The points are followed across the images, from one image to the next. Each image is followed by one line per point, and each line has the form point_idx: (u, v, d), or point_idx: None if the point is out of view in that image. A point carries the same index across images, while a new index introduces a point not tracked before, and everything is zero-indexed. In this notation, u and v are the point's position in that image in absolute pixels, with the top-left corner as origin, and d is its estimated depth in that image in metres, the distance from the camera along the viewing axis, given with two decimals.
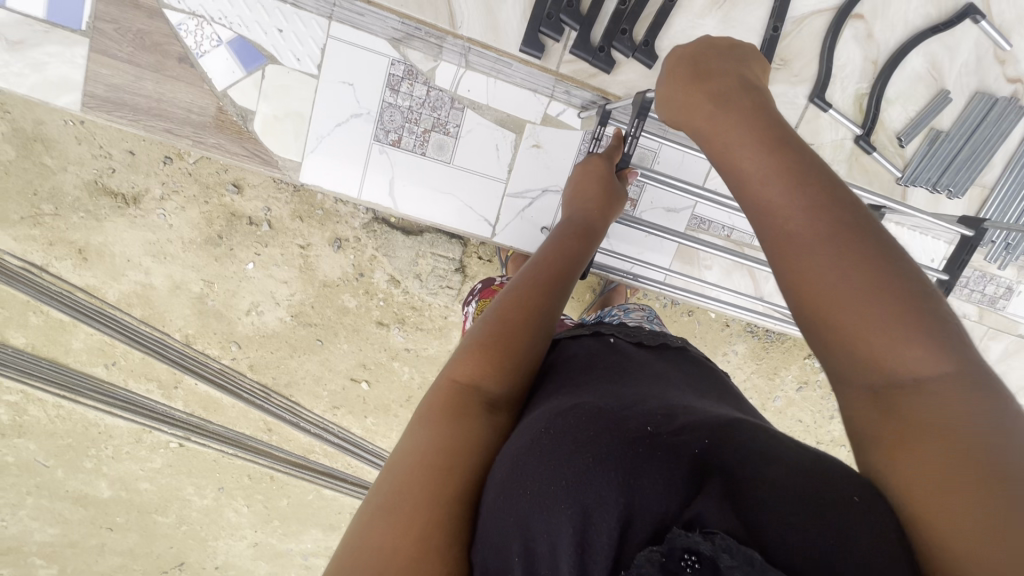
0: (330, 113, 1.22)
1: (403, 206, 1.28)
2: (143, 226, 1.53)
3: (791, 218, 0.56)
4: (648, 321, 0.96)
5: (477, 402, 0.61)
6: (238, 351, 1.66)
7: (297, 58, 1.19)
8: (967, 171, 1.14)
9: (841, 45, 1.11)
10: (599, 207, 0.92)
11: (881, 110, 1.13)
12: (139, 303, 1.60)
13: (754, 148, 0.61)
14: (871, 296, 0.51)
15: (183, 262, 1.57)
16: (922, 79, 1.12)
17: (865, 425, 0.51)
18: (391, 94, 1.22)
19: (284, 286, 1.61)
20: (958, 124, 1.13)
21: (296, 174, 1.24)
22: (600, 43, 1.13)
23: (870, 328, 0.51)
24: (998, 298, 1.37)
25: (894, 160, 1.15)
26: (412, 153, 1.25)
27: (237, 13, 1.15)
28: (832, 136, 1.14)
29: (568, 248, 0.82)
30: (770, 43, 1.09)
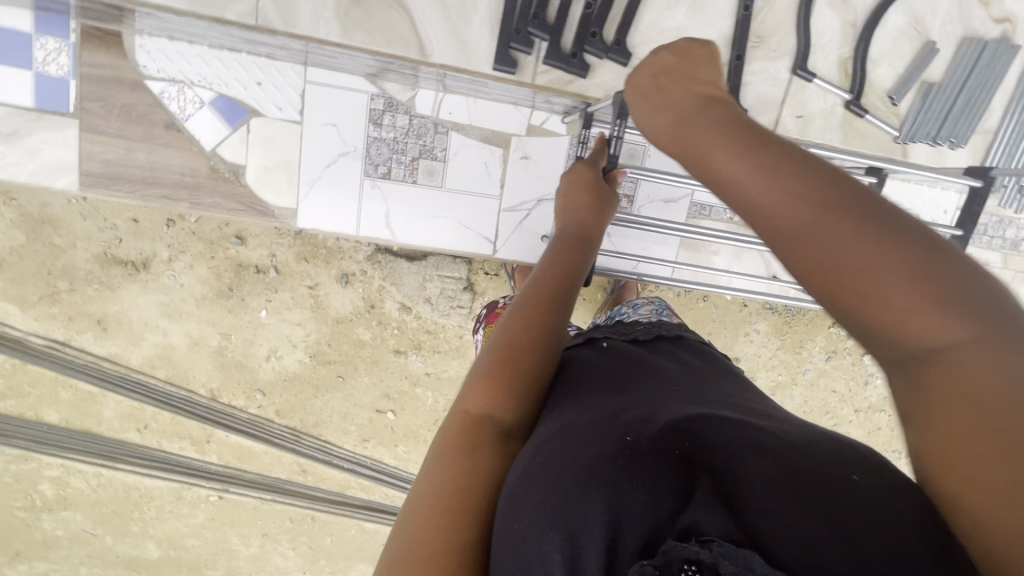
0: (318, 156, 1.23)
1: (402, 235, 1.29)
2: (155, 289, 1.57)
3: (773, 200, 0.52)
4: (658, 313, 0.93)
5: (488, 435, 0.60)
6: (263, 398, 1.69)
7: (279, 108, 1.20)
8: (966, 120, 1.09)
9: (815, 14, 1.07)
10: (592, 215, 0.91)
11: (868, 71, 1.09)
12: (162, 365, 1.64)
13: (724, 146, 0.57)
14: (875, 269, 0.46)
15: (199, 318, 1.60)
16: (904, 35, 1.08)
17: (906, 412, 0.47)
18: (375, 128, 1.23)
19: (299, 327, 1.64)
20: (950, 72, 1.07)
21: (293, 220, 1.26)
22: (572, 49, 1.12)
23: (882, 305, 0.46)
24: (1020, 241, 1.43)
25: (889, 119, 1.11)
26: (403, 183, 1.26)
27: (215, 73, 1.17)
28: (820, 105, 1.11)
29: (566, 256, 0.82)
30: (743, 24, 1.07)
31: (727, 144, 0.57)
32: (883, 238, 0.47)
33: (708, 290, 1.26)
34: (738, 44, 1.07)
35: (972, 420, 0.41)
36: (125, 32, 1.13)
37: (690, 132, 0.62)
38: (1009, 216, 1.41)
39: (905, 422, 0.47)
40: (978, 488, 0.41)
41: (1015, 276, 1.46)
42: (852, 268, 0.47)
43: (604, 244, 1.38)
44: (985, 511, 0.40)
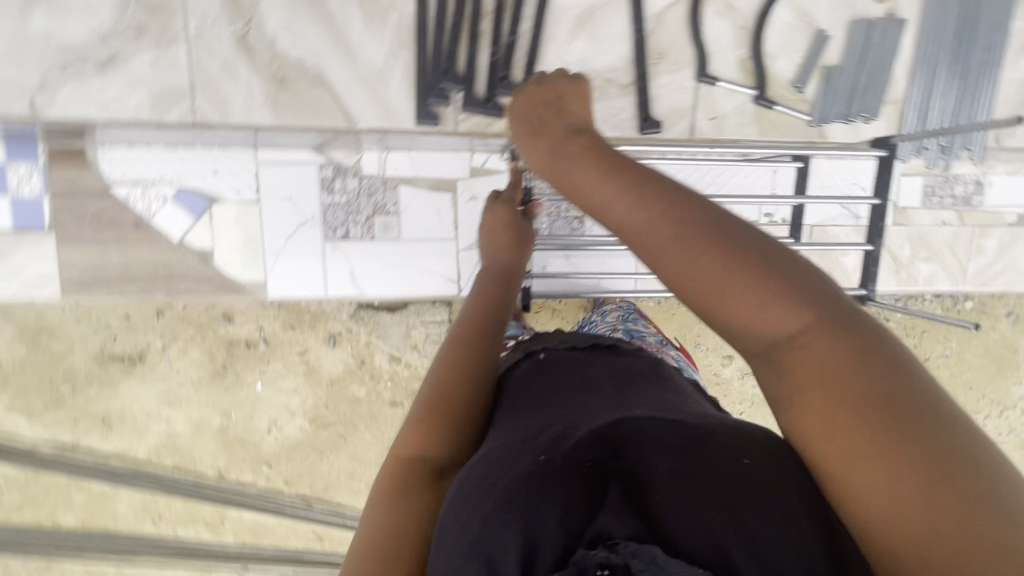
0: (279, 229, 1.30)
1: (369, 290, 1.35)
2: (153, 379, 1.63)
3: (639, 224, 0.58)
4: (621, 319, 1.22)
5: (424, 478, 0.63)
6: (270, 470, 1.72)
7: (236, 191, 1.28)
8: (872, 95, 1.10)
9: (707, 23, 1.05)
10: (513, 251, 1.00)
11: (768, 65, 1.08)
12: (168, 453, 1.68)
13: (595, 180, 0.62)
14: (728, 278, 0.53)
15: (197, 401, 1.66)
16: (796, 28, 1.07)
17: (774, 396, 0.53)
18: (328, 195, 1.30)
19: (295, 394, 1.68)
20: (846, 55, 1.08)
21: (265, 292, 1.32)
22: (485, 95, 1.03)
23: (738, 306, 0.53)
24: (971, 196, 1.46)
25: (799, 106, 1.10)
26: (362, 240, 1.32)
27: (173, 169, 1.25)
28: (731, 105, 1.09)
29: (490, 299, 0.89)
30: (639, 45, 1.03)
31: (598, 178, 0.62)
32: (733, 249, 0.54)
33: (666, 295, 1.29)
34: (636, 60, 1.04)
35: (824, 398, 0.48)
36: (88, 147, 1.22)
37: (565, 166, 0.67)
38: (953, 173, 1.44)
39: (776, 406, 0.53)
40: (843, 457, 0.46)
41: (975, 230, 1.48)
42: (708, 278, 0.54)
43: (565, 266, 1.42)
44: (849, 477, 0.46)
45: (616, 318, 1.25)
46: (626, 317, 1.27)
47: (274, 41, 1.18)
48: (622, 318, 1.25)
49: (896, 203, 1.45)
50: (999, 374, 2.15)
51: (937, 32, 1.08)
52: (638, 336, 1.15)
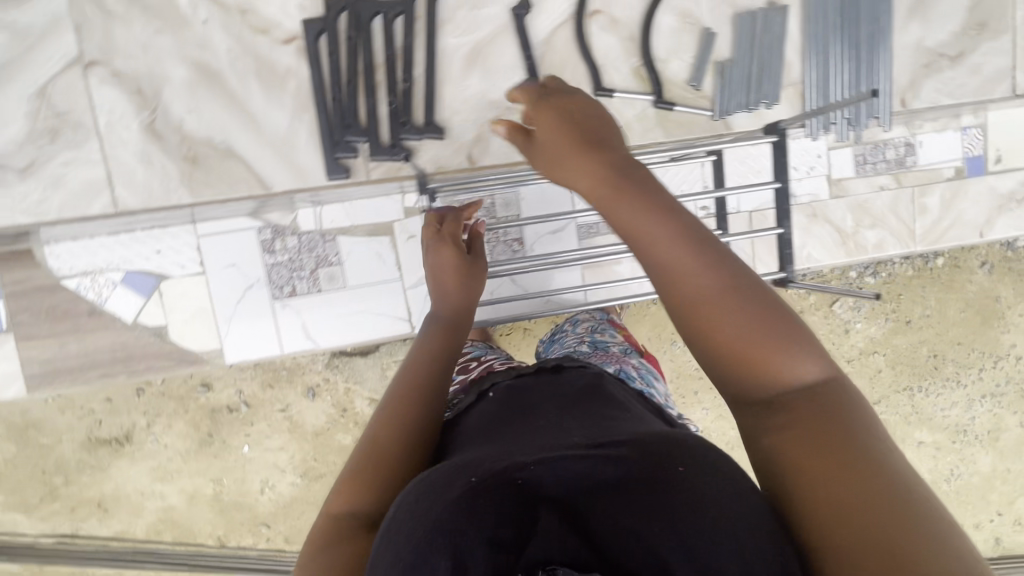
0: (228, 296, 1.34)
1: (324, 341, 1.37)
2: (143, 457, 1.68)
3: (695, 273, 0.70)
4: (590, 329, 1.28)
5: (351, 531, 0.68)
6: (269, 529, 1.75)
7: (181, 266, 1.32)
8: (768, 80, 1.12)
9: (595, 40, 1.09)
10: (456, 288, 1.02)
11: (660, 70, 1.11)
12: (166, 527, 1.72)
13: (661, 228, 0.73)
14: (764, 330, 0.66)
15: (187, 472, 1.70)
16: (683, 29, 1.10)
17: (769, 422, 0.64)
18: (270, 256, 1.33)
19: (282, 451, 1.71)
20: (735, 48, 1.11)
21: (222, 358, 1.35)
22: (390, 140, 1.06)
23: (771, 355, 0.65)
24: (904, 157, 1.46)
25: (699, 103, 1.13)
26: (310, 294, 1.35)
27: (118, 255, 1.30)
28: (632, 113, 1.12)
29: (432, 357, 0.91)
30: (530, 72, 1.07)
31: (659, 226, 0.73)
32: (770, 314, 0.67)
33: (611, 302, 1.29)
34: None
35: (810, 428, 0.60)
36: (35, 247, 1.28)
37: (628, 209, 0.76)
38: (880, 139, 1.44)
39: (772, 430, 0.63)
40: (805, 469, 0.57)
41: (913, 190, 1.48)
42: (747, 326, 0.66)
43: (514, 289, 1.44)
44: (811, 488, 0.56)
45: (584, 332, 1.27)
46: (594, 328, 1.28)
47: (180, 123, 1.24)
48: (590, 331, 1.26)
49: (830, 176, 1.45)
50: (985, 321, 1.96)
51: (819, 11, 1.11)
52: (601, 348, 1.17)
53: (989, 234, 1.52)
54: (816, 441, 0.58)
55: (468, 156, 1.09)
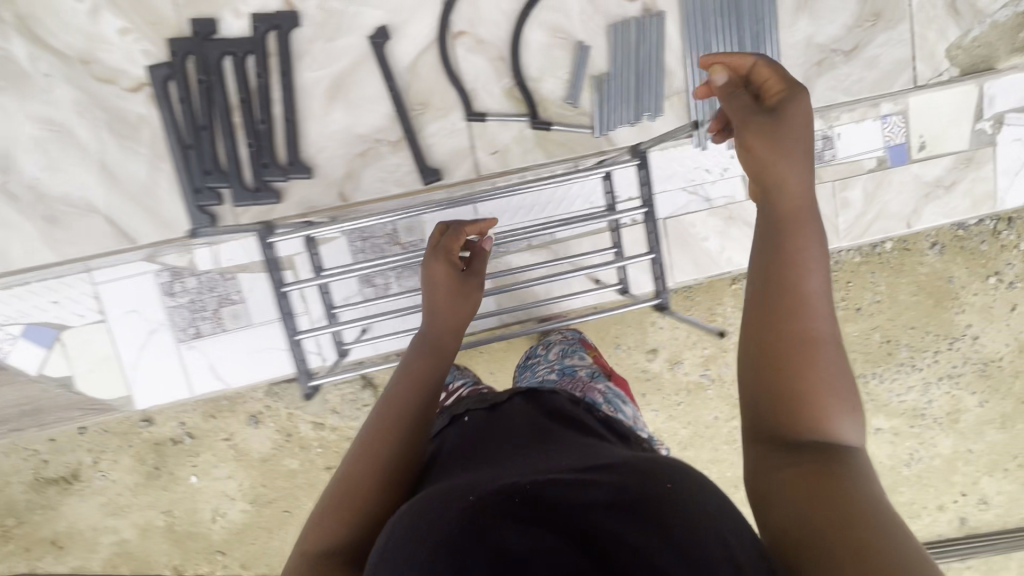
0: (132, 342, 1.32)
1: (234, 380, 1.36)
2: (92, 493, 1.69)
3: (816, 295, 0.67)
4: (563, 351, 1.17)
5: (323, 562, 0.71)
6: (225, 555, 1.77)
7: (81, 315, 1.30)
8: (648, 92, 1.08)
9: (461, 63, 1.04)
10: (454, 302, 0.96)
11: (534, 89, 1.06)
12: (124, 559, 1.75)
13: (813, 249, 0.69)
14: (838, 376, 0.64)
15: (138, 505, 1.71)
16: (555, 45, 1.05)
17: (790, 446, 0.62)
18: (170, 298, 1.31)
19: (230, 479, 1.72)
20: (611, 60, 1.06)
21: (132, 405, 1.34)
22: (254, 184, 1.02)
23: (833, 396, 0.63)
24: (822, 151, 1.41)
25: (579, 121, 1.08)
26: (215, 334, 1.33)
27: (15, 309, 1.28)
28: (509, 136, 1.07)
29: (417, 382, 0.88)
30: (394, 102, 1.02)
31: (811, 244, 0.69)
32: (843, 371, 0.65)
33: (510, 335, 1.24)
34: (398, 116, 1.03)
35: (826, 463, 0.59)
36: None
37: (792, 219, 0.70)
38: None
39: (783, 459, 0.61)
40: (822, 503, 0.55)
41: (835, 184, 1.43)
42: (829, 366, 0.64)
43: None
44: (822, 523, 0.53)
45: (555, 358, 1.16)
46: (566, 352, 1.17)
47: (36, 185, 1.23)
48: (562, 356, 1.16)
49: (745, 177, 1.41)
50: (937, 302, 1.57)
51: (698, 15, 1.05)
52: (567, 376, 1.07)
53: (917, 223, 1.47)
54: (831, 480, 0.57)
55: (341, 193, 1.05)
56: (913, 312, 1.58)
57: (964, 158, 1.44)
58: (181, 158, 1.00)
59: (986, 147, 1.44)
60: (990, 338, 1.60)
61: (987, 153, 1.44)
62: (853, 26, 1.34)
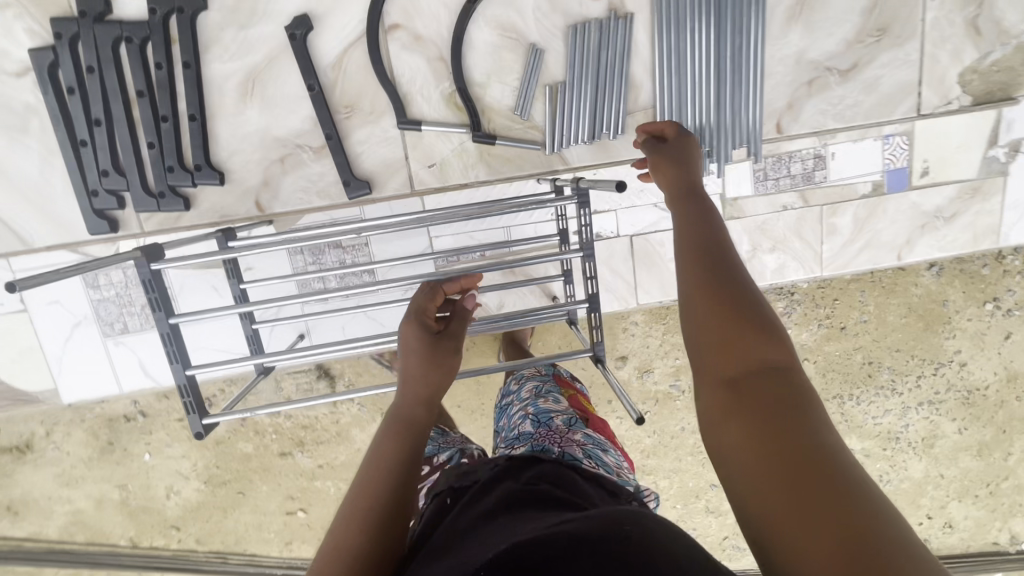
0: (55, 334, 1.25)
1: (163, 378, 1.30)
2: (45, 463, 1.63)
3: (703, 252, 0.65)
4: (540, 387, 1.09)
5: None
6: (180, 532, 1.69)
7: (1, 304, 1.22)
8: (609, 107, 0.96)
9: (394, 62, 0.94)
10: (429, 354, 0.79)
11: (478, 96, 0.96)
12: (79, 528, 1.68)
13: (695, 213, 0.70)
14: (747, 322, 0.59)
15: (93, 477, 1.64)
16: (502, 47, 0.95)
17: (724, 429, 0.54)
18: (95, 291, 1.23)
19: (184, 459, 1.65)
20: (568, 67, 0.94)
21: (58, 398, 1.29)
22: (157, 188, 0.94)
23: (744, 342, 0.58)
24: (814, 171, 1.27)
25: (529, 134, 0.98)
26: (142, 331, 1.26)
27: None
28: (448, 147, 0.98)
29: (389, 463, 0.69)
30: (316, 103, 0.93)
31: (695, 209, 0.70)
32: (757, 317, 0.59)
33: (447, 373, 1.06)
34: (322, 120, 0.95)
35: (765, 426, 0.51)
36: None
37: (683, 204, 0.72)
38: (785, 151, 1.25)
39: (728, 446, 0.53)
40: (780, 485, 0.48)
41: (825, 208, 1.30)
42: (733, 313, 0.59)
43: (370, 321, 1.30)
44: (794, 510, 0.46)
45: (528, 399, 1.05)
46: (540, 393, 1.07)
47: None
48: (535, 397, 1.05)
49: (725, 194, 1.28)
50: (928, 326, 1.43)
51: (671, 19, 0.93)
52: (544, 424, 0.94)
53: (909, 255, 1.35)
54: (778, 442, 0.50)
55: (257, 202, 0.99)
56: (900, 333, 1.43)
57: (970, 188, 1.30)
58: (78, 159, 0.94)
59: (996, 177, 1.29)
60: (977, 366, 1.46)
61: (997, 184, 1.30)
62: (853, 43, 1.18)
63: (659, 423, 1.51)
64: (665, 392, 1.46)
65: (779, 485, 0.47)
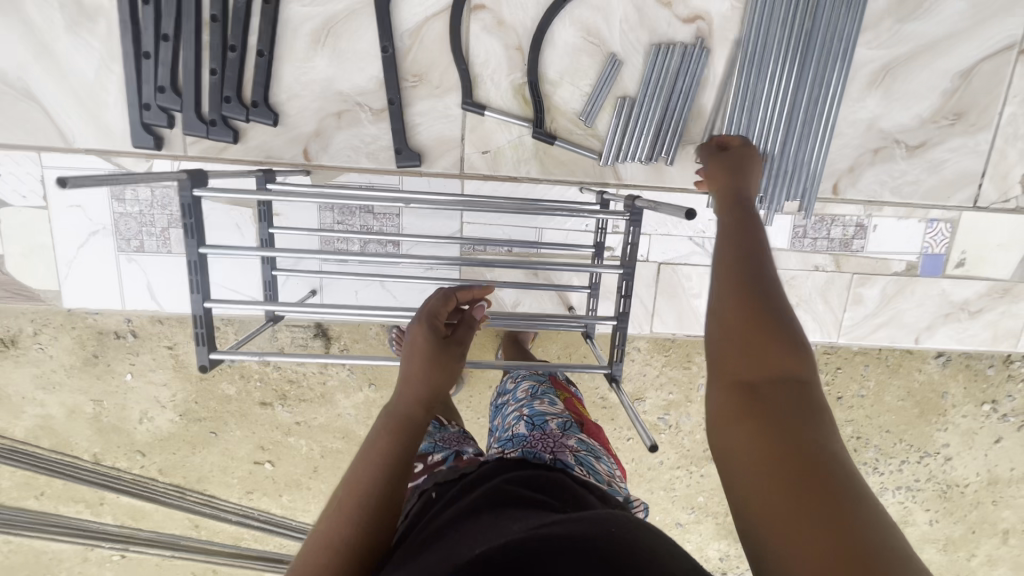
0: (70, 238, 1.23)
1: (169, 305, 1.29)
2: (26, 363, 1.56)
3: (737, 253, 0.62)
4: (533, 389, 1.08)
5: None
6: (144, 458, 1.67)
7: (21, 195, 1.20)
8: (674, 131, 0.95)
9: (472, 42, 0.93)
10: (430, 362, 0.76)
11: (548, 93, 0.95)
12: (45, 434, 1.62)
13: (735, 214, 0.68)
14: (769, 324, 0.56)
15: (71, 387, 1.58)
16: (583, 48, 0.94)
17: (729, 436, 0.51)
18: (119, 204, 1.22)
19: (163, 388, 1.60)
20: (643, 84, 0.94)
21: (60, 301, 1.27)
22: (210, 115, 0.93)
23: (763, 341, 0.55)
24: (851, 240, 1.26)
25: (588, 142, 0.97)
26: (158, 254, 1.25)
27: None
28: (506, 138, 0.97)
29: (381, 465, 0.68)
30: (386, 65, 0.92)
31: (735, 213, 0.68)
32: (780, 321, 0.56)
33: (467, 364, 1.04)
34: (387, 83, 0.94)
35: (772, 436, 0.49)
36: None
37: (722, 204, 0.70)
38: (830, 214, 1.24)
39: (732, 457, 0.50)
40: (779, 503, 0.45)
41: (854, 277, 1.29)
42: (758, 314, 0.56)
43: (382, 292, 1.29)
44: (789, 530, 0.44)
45: (523, 401, 1.04)
46: (536, 393, 1.06)
47: None
48: (531, 398, 1.04)
49: None
50: (923, 414, 1.42)
51: (757, 60, 0.93)
52: (538, 428, 0.93)
53: (926, 340, 1.34)
54: (783, 456, 0.47)
55: (304, 150, 0.97)
56: (895, 415, 1.43)
57: (999, 288, 1.30)
58: (136, 67, 0.92)
59: None
60: (962, 463, 1.46)
61: None
62: (927, 121, 1.16)
63: (639, 452, 1.49)
64: (653, 423, 1.44)
65: (779, 502, 0.45)
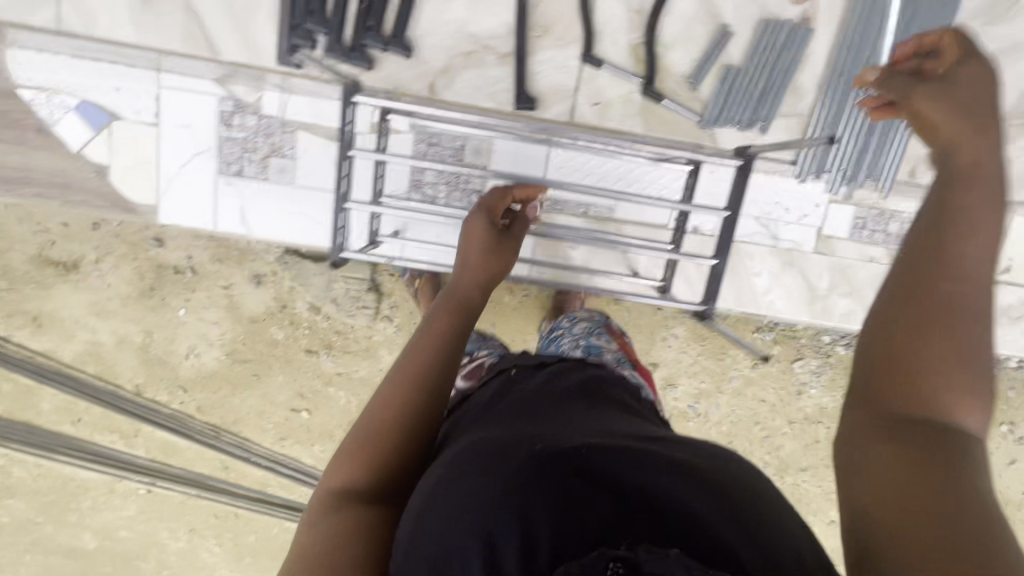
0: (176, 154, 1.30)
1: (257, 231, 1.35)
2: (86, 288, 1.40)
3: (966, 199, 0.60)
4: (590, 329, 1.14)
5: (371, 497, 0.66)
6: (184, 394, 1.48)
7: (134, 111, 1.27)
8: (769, 102, 1.18)
9: (601, 5, 1.15)
10: (487, 248, 0.92)
11: (660, 54, 1.17)
12: (90, 359, 1.44)
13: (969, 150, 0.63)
14: (971, 284, 0.57)
15: (124, 315, 1.42)
16: (694, 19, 1.16)
17: (875, 351, 0.58)
18: (226, 129, 1.29)
19: (214, 327, 1.43)
20: (748, 58, 1.16)
21: (156, 216, 1.34)
22: (352, 44, 1.14)
23: (958, 289, 0.57)
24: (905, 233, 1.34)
25: (692, 103, 1.19)
26: (255, 180, 1.32)
27: (79, 82, 1.25)
28: (618, 91, 1.19)
29: (448, 333, 0.78)
30: (521, 15, 1.14)
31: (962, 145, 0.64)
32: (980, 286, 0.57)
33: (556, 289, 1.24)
34: (518, 31, 1.16)
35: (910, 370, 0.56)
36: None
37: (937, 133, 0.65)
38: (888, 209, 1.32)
39: (871, 366, 0.58)
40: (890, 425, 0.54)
41: None
42: (963, 267, 0.57)
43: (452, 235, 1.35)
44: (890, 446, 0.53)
45: (579, 334, 1.11)
46: (591, 330, 1.13)
47: None
48: (587, 333, 1.11)
49: (823, 228, 1.35)
50: None
51: (852, 48, 1.15)
52: (595, 354, 1.02)
53: None
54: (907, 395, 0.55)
55: (431, 84, 1.19)
56: None
57: None
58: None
59: None
60: None
61: None
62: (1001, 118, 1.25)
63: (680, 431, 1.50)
64: (681, 411, 1.49)
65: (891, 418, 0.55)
